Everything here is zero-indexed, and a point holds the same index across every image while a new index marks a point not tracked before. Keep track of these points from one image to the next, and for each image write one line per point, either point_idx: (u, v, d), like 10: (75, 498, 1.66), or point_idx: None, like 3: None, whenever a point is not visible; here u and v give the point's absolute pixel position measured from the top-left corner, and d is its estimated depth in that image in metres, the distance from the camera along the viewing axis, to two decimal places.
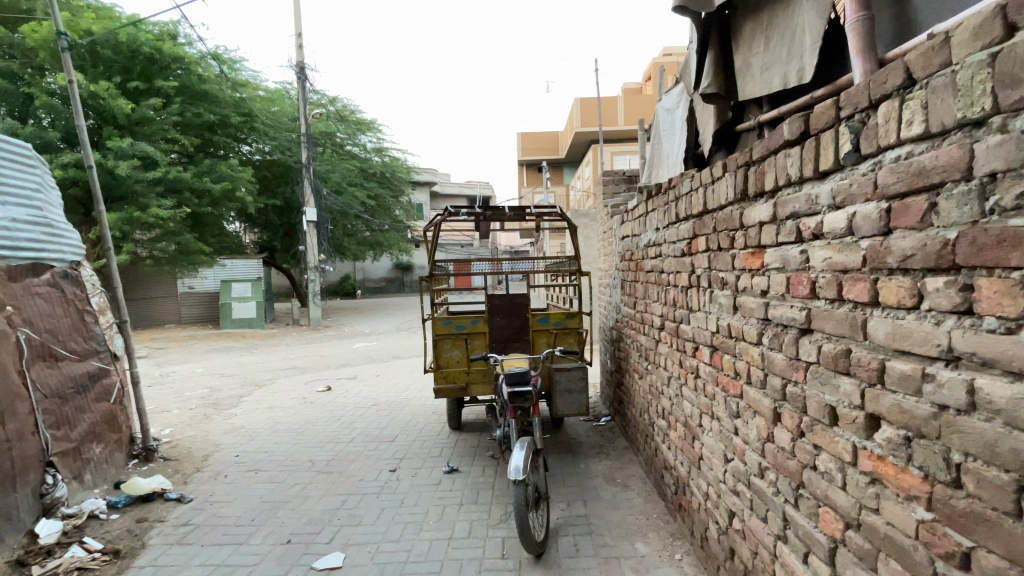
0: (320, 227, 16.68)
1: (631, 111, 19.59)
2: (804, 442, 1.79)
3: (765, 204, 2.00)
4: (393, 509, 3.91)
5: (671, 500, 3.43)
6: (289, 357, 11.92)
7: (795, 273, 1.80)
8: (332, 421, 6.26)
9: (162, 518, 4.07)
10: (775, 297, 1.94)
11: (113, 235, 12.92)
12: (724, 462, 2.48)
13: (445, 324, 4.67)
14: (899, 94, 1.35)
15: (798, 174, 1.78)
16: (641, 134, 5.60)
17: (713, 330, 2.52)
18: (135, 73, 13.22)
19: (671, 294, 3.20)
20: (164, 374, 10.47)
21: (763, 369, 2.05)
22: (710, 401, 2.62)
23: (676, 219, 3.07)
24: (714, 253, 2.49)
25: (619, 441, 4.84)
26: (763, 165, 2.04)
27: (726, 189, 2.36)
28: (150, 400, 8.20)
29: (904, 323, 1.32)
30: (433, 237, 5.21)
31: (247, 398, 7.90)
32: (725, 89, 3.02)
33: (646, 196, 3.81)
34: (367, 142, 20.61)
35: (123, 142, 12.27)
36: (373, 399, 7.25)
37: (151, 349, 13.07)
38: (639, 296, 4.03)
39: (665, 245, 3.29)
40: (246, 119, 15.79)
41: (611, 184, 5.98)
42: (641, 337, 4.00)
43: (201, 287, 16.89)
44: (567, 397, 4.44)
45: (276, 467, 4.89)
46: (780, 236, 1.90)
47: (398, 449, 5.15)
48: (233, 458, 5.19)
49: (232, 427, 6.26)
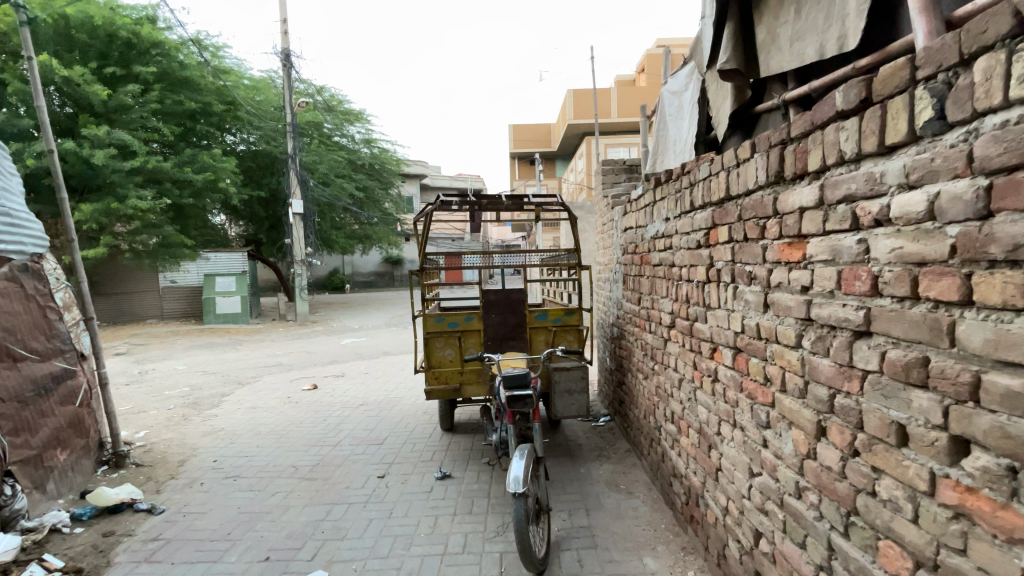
0: (308, 220, 16.26)
1: (626, 103, 19.28)
2: (859, 463, 1.54)
3: (808, 187, 1.74)
4: (381, 521, 3.63)
5: (681, 511, 3.18)
6: (275, 353, 11.54)
7: (850, 266, 1.54)
8: (318, 422, 5.95)
9: (130, 532, 3.77)
10: (820, 294, 1.69)
11: (91, 226, 12.46)
12: (749, 477, 2.23)
13: (437, 321, 4.38)
14: (1007, 45, 1.09)
15: (855, 150, 1.52)
16: (642, 122, 5.33)
17: (737, 330, 2.26)
18: (113, 58, 12.71)
19: (683, 289, 2.93)
20: (144, 371, 10.08)
21: (803, 376, 1.79)
22: (732, 408, 2.36)
23: (691, 208, 2.80)
24: (739, 244, 2.23)
25: (620, 443, 4.60)
26: (804, 143, 1.78)
27: (756, 171, 2.09)
28: (128, 400, 7.84)
29: (1012, 328, 1.07)
30: (423, 228, 4.88)
31: (229, 397, 7.55)
32: (745, 65, 2.75)
33: (653, 184, 3.53)
34: (356, 133, 20.16)
35: (100, 130, 11.76)
36: (361, 398, 6.94)
37: (132, 345, 12.61)
38: (645, 292, 3.76)
39: (677, 236, 3.01)
40: (230, 108, 15.27)
41: (611, 174, 5.71)
42: (646, 335, 3.75)
43: (184, 282, 16.39)
44: (567, 398, 4.19)
45: (256, 473, 4.59)
46: (828, 224, 1.64)
47: (387, 453, 4.86)
48: (210, 463, 4.88)
49: (211, 429, 5.93)
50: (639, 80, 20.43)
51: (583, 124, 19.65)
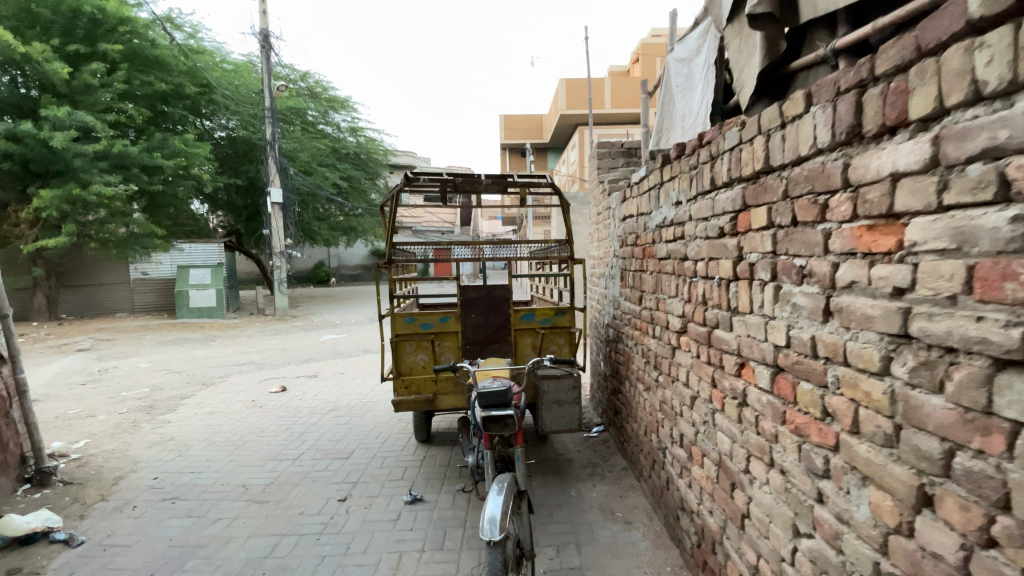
0: (287, 210, 15.51)
1: (620, 93, 18.65)
2: (999, 560, 1.01)
3: (913, 143, 1.19)
4: (335, 558, 3.07)
5: (691, 553, 2.64)
6: (248, 350, 10.87)
7: (991, 257, 1.01)
8: (280, 431, 5.36)
9: (38, 569, 3.16)
10: (928, 302, 1.15)
11: (52, 214, 11.69)
12: (793, 537, 1.70)
13: (407, 322, 3.79)
14: None
15: (1008, 78, 0.98)
16: (642, 99, 4.76)
17: (778, 343, 1.73)
18: (77, 36, 11.87)
19: (699, 289, 2.38)
20: (104, 369, 9.40)
21: (893, 417, 1.25)
22: (768, 443, 1.83)
23: (712, 187, 2.24)
24: (784, 230, 1.69)
25: (615, 459, 4.07)
26: (905, 78, 1.23)
27: (813, 131, 1.54)
28: (78, 402, 7.19)
29: None
30: (392, 214, 4.27)
31: (189, 400, 6.92)
32: (781, 8, 2.19)
33: (658, 162, 2.97)
34: (341, 121, 19.35)
35: (59, 111, 10.94)
36: (332, 403, 6.34)
37: (96, 340, 11.87)
38: (648, 290, 3.21)
39: (691, 224, 2.46)
40: (204, 91, 14.44)
41: (608, 157, 5.14)
42: (649, 341, 3.20)
43: (156, 274, 15.61)
44: (556, 410, 3.65)
45: (199, 494, 4.00)
46: (951, 196, 1.10)
47: (352, 469, 4.29)
48: (150, 482, 4.28)
49: (160, 439, 5.31)
50: (633, 70, 19.80)
51: (575, 114, 18.99)
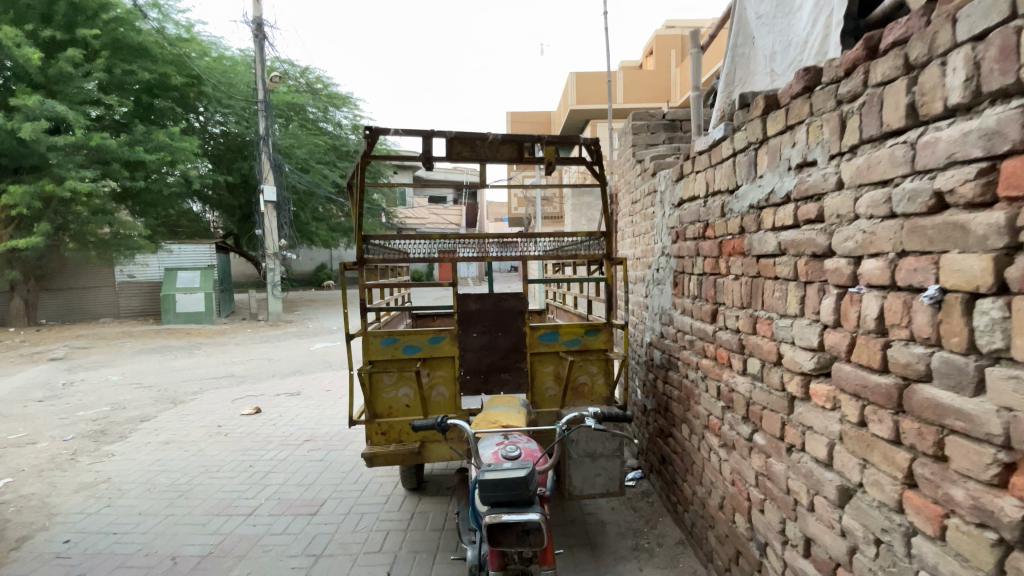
0: (281, 208, 14.51)
1: (633, 86, 17.54)
2: None
3: None
4: None
5: None
6: (232, 361, 9.86)
7: None
8: (240, 470, 4.37)
9: None
10: None
11: (24, 212, 10.70)
12: None
13: (383, 345, 2.80)
14: None
15: None
16: (693, 56, 3.75)
17: None
18: (55, 22, 10.99)
19: (868, 306, 1.36)
20: (71, 382, 8.43)
21: None
22: None
23: (912, 121, 1.22)
24: None
25: (665, 526, 3.03)
26: None
27: None
28: (23, 424, 6.21)
29: None
30: (361, 196, 3.21)
31: (146, 425, 5.91)
32: None
33: (756, 109, 1.93)
34: (342, 118, 18.30)
35: (28, 99, 9.94)
36: (310, 430, 5.34)
37: (72, 348, 10.92)
38: (728, 301, 2.19)
39: (848, 194, 1.43)
40: (193, 83, 13.33)
41: (645, 131, 4.13)
42: (732, 376, 2.15)
43: (144, 276, 14.76)
44: (589, 467, 2.64)
45: (112, 570, 2.99)
46: None
47: (319, 533, 3.29)
48: (57, 547, 3.27)
49: (91, 481, 4.30)
50: (646, 65, 18.82)
51: (588, 110, 17.75)
